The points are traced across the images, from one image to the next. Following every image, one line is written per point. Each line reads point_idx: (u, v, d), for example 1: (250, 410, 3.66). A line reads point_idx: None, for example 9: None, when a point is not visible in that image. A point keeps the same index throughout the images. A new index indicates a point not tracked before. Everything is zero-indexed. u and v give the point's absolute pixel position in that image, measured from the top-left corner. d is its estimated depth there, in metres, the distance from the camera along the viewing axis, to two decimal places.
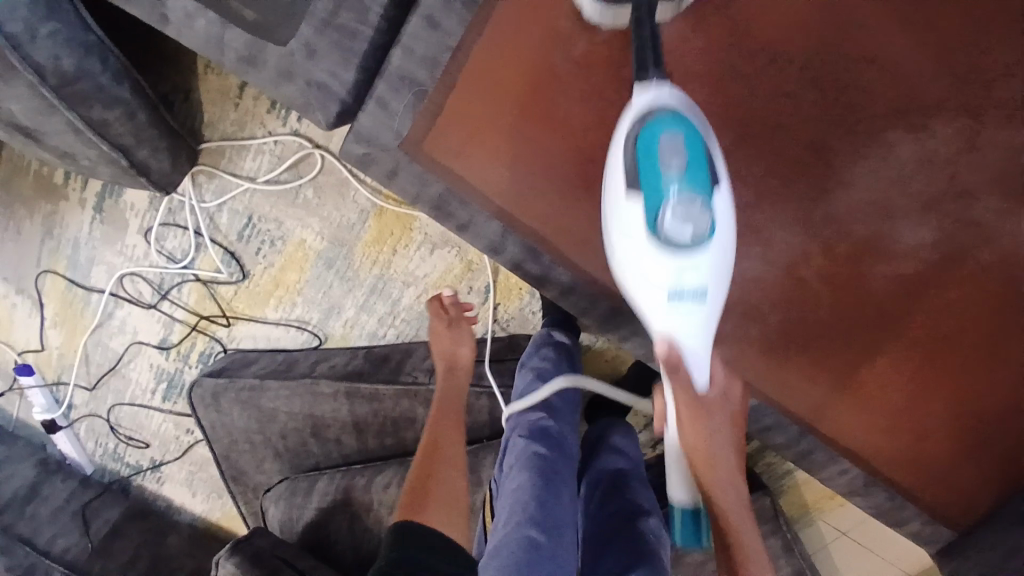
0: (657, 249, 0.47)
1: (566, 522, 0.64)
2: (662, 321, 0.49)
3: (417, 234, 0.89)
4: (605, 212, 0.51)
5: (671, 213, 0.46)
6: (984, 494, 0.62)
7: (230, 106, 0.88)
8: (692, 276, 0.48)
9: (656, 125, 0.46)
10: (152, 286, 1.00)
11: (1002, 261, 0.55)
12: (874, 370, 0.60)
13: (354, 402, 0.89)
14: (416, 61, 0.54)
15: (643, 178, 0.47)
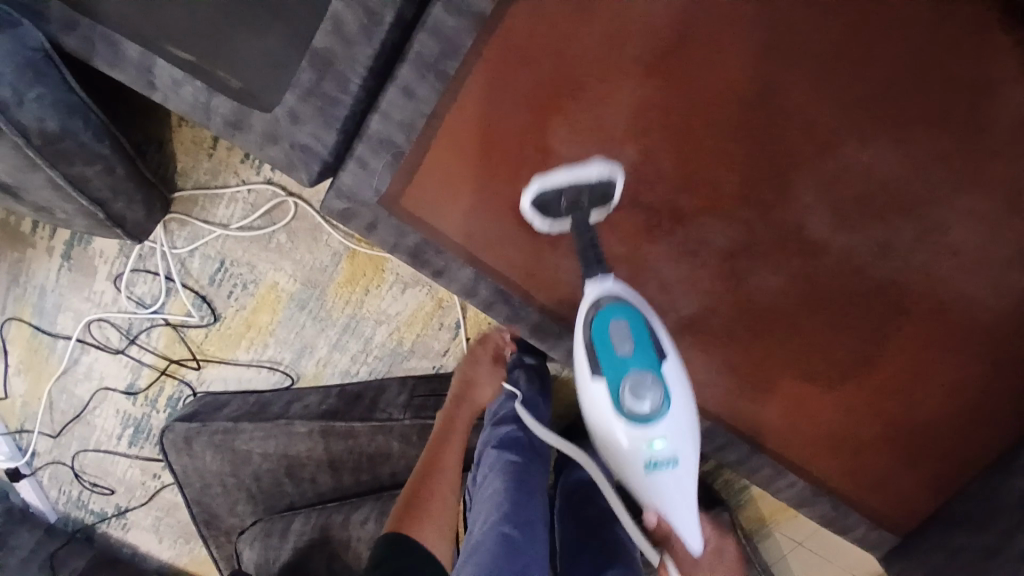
0: (625, 416, 0.56)
1: (538, 522, 0.68)
2: (644, 478, 0.58)
3: (389, 275, 0.92)
4: (586, 399, 0.60)
5: (631, 387, 0.55)
6: (922, 499, 0.69)
7: (203, 155, 0.90)
8: (657, 436, 0.56)
9: (606, 315, 0.56)
10: (121, 331, 1.00)
11: (914, 293, 0.63)
12: (815, 390, 0.68)
13: (329, 440, 0.90)
14: (393, 125, 0.59)
15: (602, 361, 0.56)
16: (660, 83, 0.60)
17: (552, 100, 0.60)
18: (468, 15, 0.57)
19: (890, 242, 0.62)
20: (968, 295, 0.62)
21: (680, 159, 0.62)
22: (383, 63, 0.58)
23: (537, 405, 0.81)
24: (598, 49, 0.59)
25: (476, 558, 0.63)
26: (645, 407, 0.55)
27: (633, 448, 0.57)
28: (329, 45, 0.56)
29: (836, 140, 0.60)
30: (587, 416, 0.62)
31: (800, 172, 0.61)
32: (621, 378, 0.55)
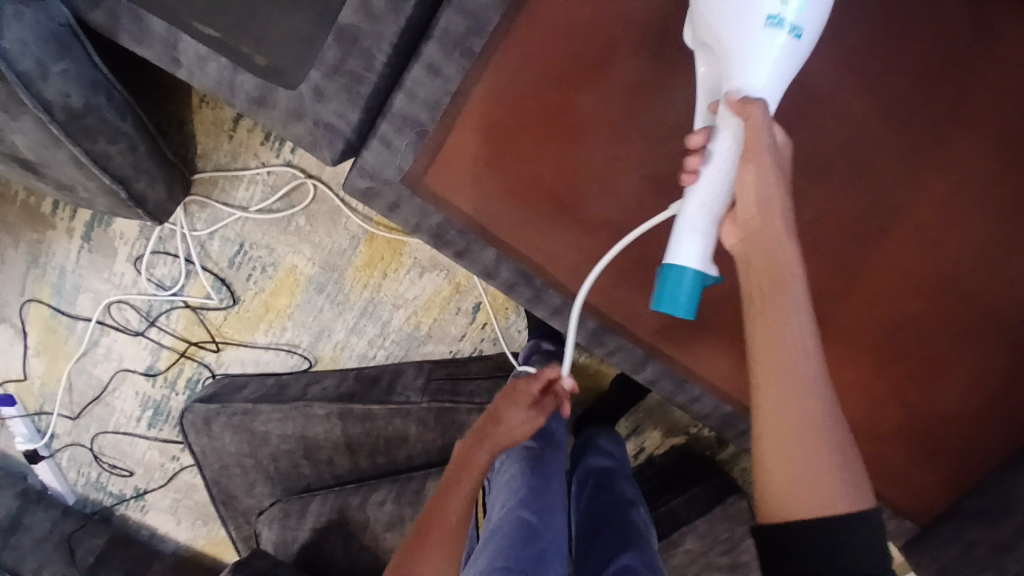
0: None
1: (555, 506, 0.67)
2: (746, 52, 0.45)
3: (407, 259, 0.92)
4: None
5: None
6: (940, 492, 0.69)
7: (223, 137, 0.90)
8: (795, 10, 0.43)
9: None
10: (140, 313, 1.01)
11: (942, 275, 0.62)
12: (839, 377, 0.66)
13: (347, 422, 0.91)
14: (418, 104, 0.59)
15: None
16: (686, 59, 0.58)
17: (578, 77, 0.59)
18: None
19: (916, 225, 0.61)
20: (997, 284, 0.62)
21: None
22: (408, 40, 0.58)
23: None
24: (627, 22, 0.57)
25: (492, 543, 0.62)
26: None
27: (764, 7, 0.43)
28: (354, 22, 0.56)
29: (870, 127, 0.60)
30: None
31: (829, 157, 0.61)
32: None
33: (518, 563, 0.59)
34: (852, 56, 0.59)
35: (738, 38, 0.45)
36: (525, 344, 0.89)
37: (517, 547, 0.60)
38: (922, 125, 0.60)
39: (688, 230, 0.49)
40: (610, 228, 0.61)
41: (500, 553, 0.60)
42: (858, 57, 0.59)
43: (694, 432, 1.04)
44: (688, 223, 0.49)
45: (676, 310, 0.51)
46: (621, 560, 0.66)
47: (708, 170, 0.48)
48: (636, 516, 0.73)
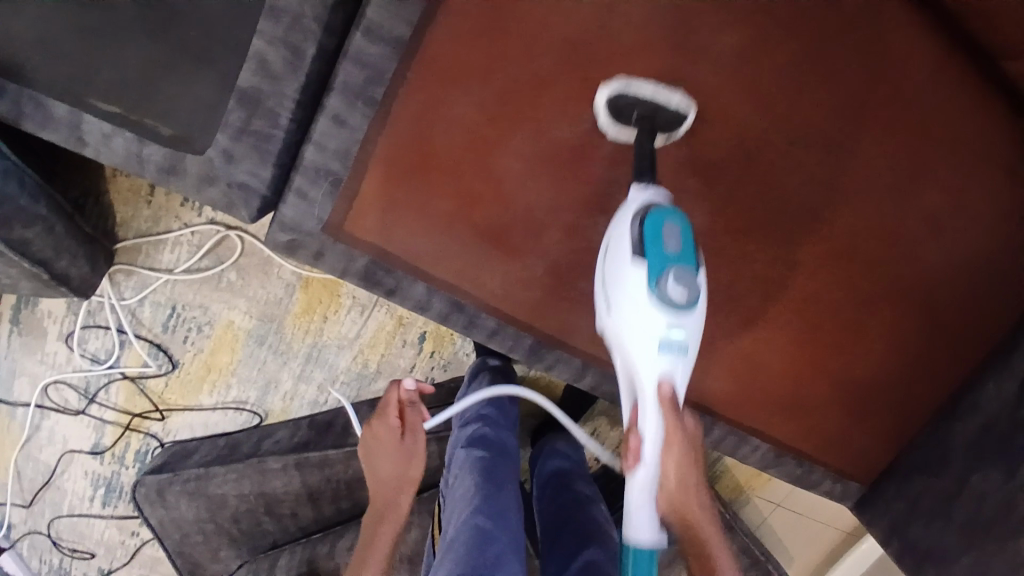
0: (655, 306, 0.52)
1: (508, 508, 0.69)
2: (649, 373, 0.52)
3: (345, 299, 0.93)
4: (607, 273, 0.55)
5: (672, 282, 0.51)
6: (878, 452, 0.75)
7: (141, 205, 0.89)
8: (678, 335, 0.52)
9: (664, 211, 0.52)
10: (79, 391, 0.98)
11: (842, 254, 0.68)
12: (768, 362, 0.72)
13: (305, 472, 0.91)
14: (329, 154, 0.60)
15: (650, 247, 0.52)
16: (578, 84, 0.62)
17: (482, 113, 0.61)
18: (389, 41, 0.58)
19: (810, 211, 0.67)
20: (904, 257, 0.68)
21: (613, 154, 0.63)
22: (311, 95, 0.60)
23: (500, 404, 0.83)
24: (517, 59, 0.61)
25: (450, 553, 0.63)
26: (680, 298, 0.52)
27: (654, 340, 0.52)
28: (255, 84, 0.58)
29: (765, 133, 0.65)
30: (606, 300, 0.56)
31: (728, 163, 0.65)
32: (664, 269, 0.51)
33: (476, 566, 0.60)
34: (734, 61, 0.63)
35: (645, 363, 0.52)
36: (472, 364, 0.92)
37: (474, 551, 0.62)
38: (799, 119, 0.65)
39: (638, 516, 0.55)
40: (532, 251, 0.65)
41: (457, 560, 0.61)
42: (742, 68, 0.63)
43: None
44: (643, 515, 0.55)
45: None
46: (585, 554, 0.68)
47: (643, 462, 0.55)
48: (594, 512, 0.76)
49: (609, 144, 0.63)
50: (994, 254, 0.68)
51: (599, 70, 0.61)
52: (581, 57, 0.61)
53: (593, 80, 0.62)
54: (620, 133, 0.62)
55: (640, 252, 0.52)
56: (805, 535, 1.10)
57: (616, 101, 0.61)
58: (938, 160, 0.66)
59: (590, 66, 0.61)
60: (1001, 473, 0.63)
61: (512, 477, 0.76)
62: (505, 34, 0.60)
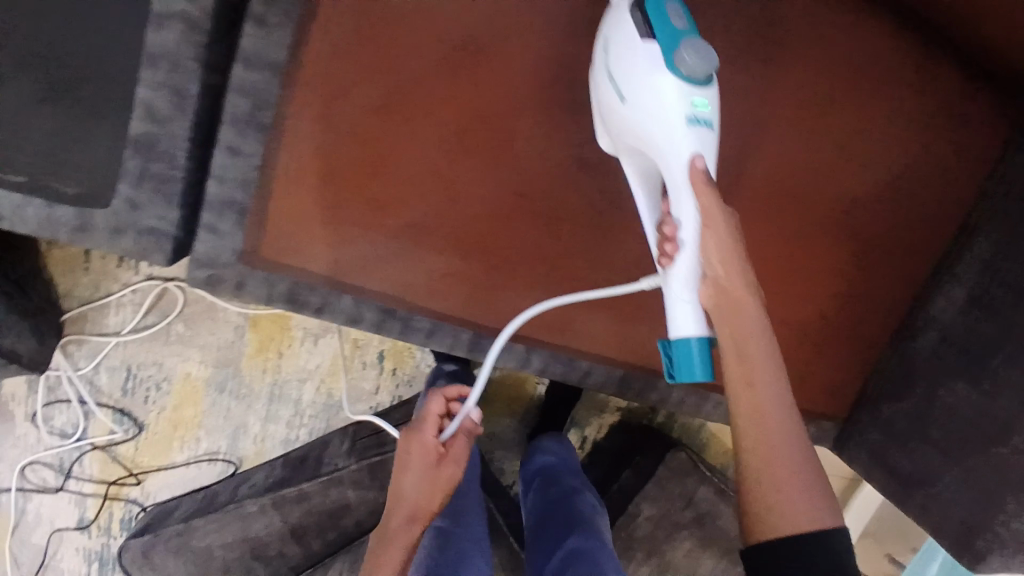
0: (671, 77, 0.55)
1: (468, 508, 0.76)
2: (678, 141, 0.55)
3: (296, 331, 0.93)
4: (616, 68, 0.59)
5: (686, 53, 0.54)
6: (845, 379, 0.86)
7: (79, 273, 0.88)
8: (703, 105, 0.55)
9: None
10: (54, 468, 0.95)
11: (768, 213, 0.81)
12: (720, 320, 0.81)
13: (284, 509, 0.91)
14: (230, 186, 0.62)
15: (659, 28, 0.56)
16: (457, 73, 0.64)
17: (375, 118, 0.63)
18: (266, 67, 0.60)
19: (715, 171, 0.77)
20: (813, 187, 0.80)
21: (508, 138, 0.67)
22: (202, 133, 0.62)
23: None
24: (395, 64, 0.63)
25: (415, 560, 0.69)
26: (695, 68, 0.54)
27: (677, 112, 0.55)
28: (146, 130, 0.60)
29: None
30: (618, 92, 0.59)
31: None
32: (676, 45, 0.55)
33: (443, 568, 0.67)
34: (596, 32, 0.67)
35: (672, 130, 0.55)
36: (432, 372, 0.97)
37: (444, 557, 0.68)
38: None
39: (684, 309, 0.56)
40: (450, 246, 0.68)
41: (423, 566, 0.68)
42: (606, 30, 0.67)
43: (626, 406, 1.14)
44: (683, 302, 0.57)
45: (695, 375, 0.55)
46: (567, 545, 0.73)
47: (681, 247, 0.56)
48: (580, 501, 0.80)
49: (501, 126, 0.66)
50: (891, 175, 0.81)
51: (476, 58, 0.65)
52: (454, 47, 0.64)
53: (473, 67, 0.65)
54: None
55: (648, 36, 0.56)
56: None
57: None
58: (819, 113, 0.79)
59: (466, 55, 0.64)
60: (968, 385, 0.73)
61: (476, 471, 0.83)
62: (373, 37, 0.62)
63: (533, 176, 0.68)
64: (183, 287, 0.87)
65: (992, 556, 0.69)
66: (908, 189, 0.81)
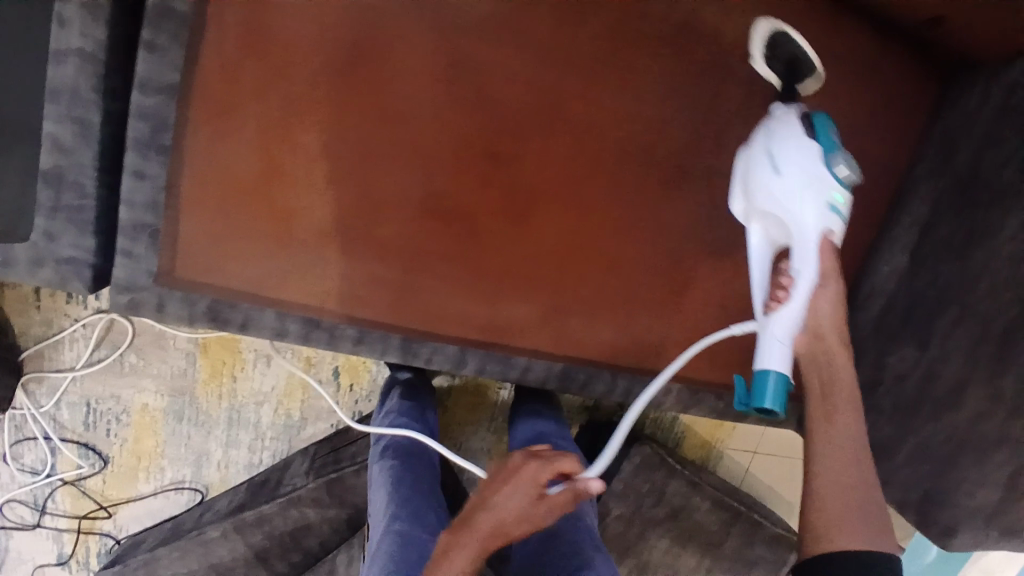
0: (825, 171, 0.63)
1: (422, 508, 0.81)
2: (816, 219, 0.63)
3: (247, 354, 0.94)
4: (764, 146, 0.66)
5: (842, 160, 0.63)
6: None
7: (32, 311, 0.88)
8: (841, 202, 0.64)
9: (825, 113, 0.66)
10: (31, 505, 0.94)
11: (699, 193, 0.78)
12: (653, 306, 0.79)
13: (246, 533, 0.90)
14: (139, 209, 0.64)
15: (822, 133, 0.64)
16: (351, 81, 0.66)
17: (273, 134, 0.65)
18: (162, 90, 0.62)
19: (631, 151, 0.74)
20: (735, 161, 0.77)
21: (413, 141, 0.68)
22: (110, 161, 0.64)
23: (408, 411, 0.91)
24: (288, 78, 0.65)
25: (375, 560, 0.74)
26: (844, 174, 0.63)
27: (820, 198, 0.63)
28: (54, 163, 0.62)
29: (555, 89, 0.71)
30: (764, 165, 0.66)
31: (524, 125, 0.71)
32: (834, 151, 0.63)
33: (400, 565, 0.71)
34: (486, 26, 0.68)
35: (816, 210, 0.62)
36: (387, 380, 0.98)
37: (399, 556, 0.72)
38: (571, 56, 0.71)
39: (778, 347, 0.63)
40: (370, 253, 0.70)
41: (382, 563, 0.72)
42: (495, 23, 0.68)
43: (591, 404, 1.11)
44: (783, 346, 0.63)
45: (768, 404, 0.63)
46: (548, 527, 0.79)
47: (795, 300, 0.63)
48: None
49: (407, 130, 0.68)
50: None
51: (370, 64, 0.66)
52: (346, 55, 0.66)
53: (368, 73, 0.66)
54: (765, 76, 0.71)
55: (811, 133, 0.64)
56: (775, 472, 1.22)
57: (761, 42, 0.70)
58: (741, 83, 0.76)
59: (359, 62, 0.66)
60: (915, 348, 0.80)
61: (425, 474, 0.88)
62: (261, 51, 0.64)
63: (446, 180, 0.70)
64: (129, 317, 0.88)
65: (960, 530, 0.76)
66: None
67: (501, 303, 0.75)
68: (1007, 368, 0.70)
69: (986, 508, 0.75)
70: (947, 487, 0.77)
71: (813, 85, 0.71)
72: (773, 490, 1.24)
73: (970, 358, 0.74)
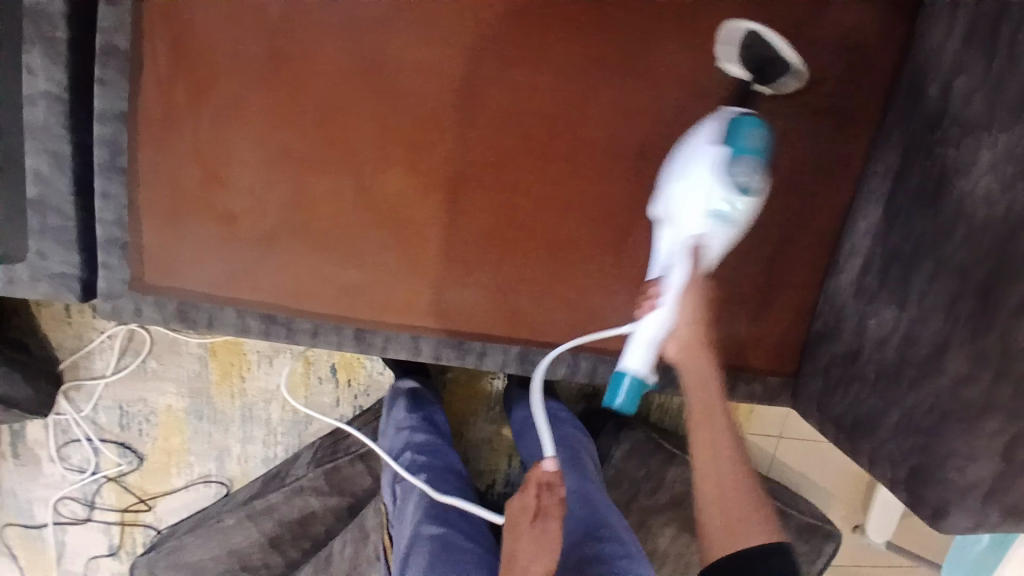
0: (717, 176, 0.63)
1: (452, 509, 0.84)
2: (697, 224, 0.64)
3: (251, 355, 1.02)
4: (682, 152, 0.68)
5: (737, 166, 0.63)
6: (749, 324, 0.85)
7: (65, 326, 1.00)
8: (732, 211, 0.63)
9: (751, 116, 0.64)
10: (82, 501, 1.07)
11: (632, 167, 0.77)
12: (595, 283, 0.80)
13: (259, 521, 0.98)
14: (110, 226, 0.73)
15: (732, 137, 0.64)
16: (276, 93, 0.72)
17: (211, 150, 0.73)
18: (116, 119, 0.71)
19: (551, 129, 0.75)
20: (676, 126, 0.76)
21: (344, 139, 0.73)
22: (84, 185, 0.73)
23: (422, 419, 0.94)
24: (222, 96, 0.72)
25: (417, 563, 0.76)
26: (738, 179, 0.62)
27: (704, 205, 0.63)
28: (39, 193, 0.72)
29: (478, 74, 0.73)
30: (675, 168, 0.68)
31: (449, 115, 0.74)
32: (736, 156, 0.63)
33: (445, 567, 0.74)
34: (399, 21, 0.71)
35: (698, 214, 0.64)
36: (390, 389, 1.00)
37: (437, 557, 0.76)
38: (484, 41, 0.72)
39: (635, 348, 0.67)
40: (315, 250, 0.76)
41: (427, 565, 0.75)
42: (407, 17, 0.71)
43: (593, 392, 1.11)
44: (645, 350, 0.67)
45: (613, 404, 0.68)
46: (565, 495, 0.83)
47: (659, 305, 0.65)
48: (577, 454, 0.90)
49: (336, 132, 0.73)
50: (762, 109, 0.78)
51: (297, 73, 0.72)
52: (271, 69, 0.72)
53: (294, 82, 0.72)
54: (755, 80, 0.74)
55: (723, 137, 0.64)
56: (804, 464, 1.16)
57: (730, 43, 0.73)
58: (666, 44, 0.74)
59: (283, 73, 0.72)
60: (895, 309, 0.75)
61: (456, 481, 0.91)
62: (194, 74, 0.71)
63: (373, 174, 0.74)
64: (144, 326, 0.98)
65: (952, 510, 0.68)
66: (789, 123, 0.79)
67: (451, 287, 0.78)
68: (991, 324, 0.64)
69: (982, 485, 0.67)
70: (933, 463, 0.69)
71: (793, 82, 0.76)
72: (803, 478, 1.17)
73: (949, 315, 0.68)
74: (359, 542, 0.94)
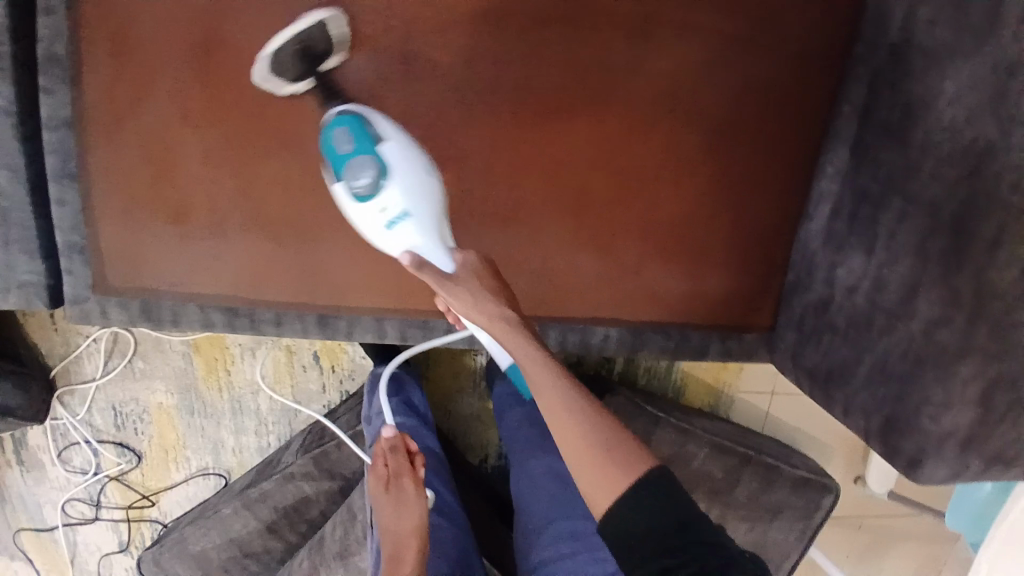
0: (351, 197, 0.65)
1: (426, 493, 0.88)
2: (390, 243, 0.65)
3: (234, 348, 1.03)
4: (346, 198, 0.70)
5: (352, 176, 0.64)
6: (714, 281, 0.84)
7: (52, 333, 1.02)
8: (386, 202, 0.64)
9: (330, 129, 0.66)
10: (88, 501, 1.11)
11: (580, 131, 0.77)
12: (552, 247, 0.81)
13: (255, 508, 1.00)
14: (69, 231, 0.74)
15: (336, 167, 0.66)
16: (216, 85, 0.72)
17: (159, 147, 0.73)
18: (62, 124, 0.71)
19: (496, 99, 0.75)
20: (627, 80, 0.76)
21: (289, 125, 0.73)
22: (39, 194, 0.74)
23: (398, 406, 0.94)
24: (163, 92, 0.71)
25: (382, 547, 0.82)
26: (364, 184, 0.64)
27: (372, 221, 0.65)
28: None
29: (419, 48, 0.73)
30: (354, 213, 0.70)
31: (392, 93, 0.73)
32: (344, 173, 0.65)
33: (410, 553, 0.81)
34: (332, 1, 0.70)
35: (378, 234, 0.66)
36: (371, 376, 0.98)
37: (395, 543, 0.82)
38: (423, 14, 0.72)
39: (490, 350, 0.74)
40: (271, 239, 0.76)
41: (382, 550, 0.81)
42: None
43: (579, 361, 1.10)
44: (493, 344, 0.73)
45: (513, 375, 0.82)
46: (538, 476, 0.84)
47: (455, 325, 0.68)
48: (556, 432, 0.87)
49: (280, 119, 0.73)
50: (714, 59, 0.76)
51: (234, 63, 0.71)
52: (208, 61, 0.71)
53: (233, 73, 0.71)
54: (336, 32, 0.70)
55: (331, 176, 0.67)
56: (799, 420, 1.15)
57: (269, 76, 0.71)
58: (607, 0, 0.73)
59: (221, 64, 0.71)
60: (863, 254, 0.72)
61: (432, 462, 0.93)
62: (134, 72, 0.71)
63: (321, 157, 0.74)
64: (127, 328, 1.00)
65: (926, 459, 0.66)
66: (745, 70, 0.76)
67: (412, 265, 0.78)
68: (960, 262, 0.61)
69: (959, 431, 0.65)
70: (907, 412, 0.67)
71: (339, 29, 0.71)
72: (800, 434, 1.16)
73: (919, 257, 0.66)
74: (349, 523, 0.96)
